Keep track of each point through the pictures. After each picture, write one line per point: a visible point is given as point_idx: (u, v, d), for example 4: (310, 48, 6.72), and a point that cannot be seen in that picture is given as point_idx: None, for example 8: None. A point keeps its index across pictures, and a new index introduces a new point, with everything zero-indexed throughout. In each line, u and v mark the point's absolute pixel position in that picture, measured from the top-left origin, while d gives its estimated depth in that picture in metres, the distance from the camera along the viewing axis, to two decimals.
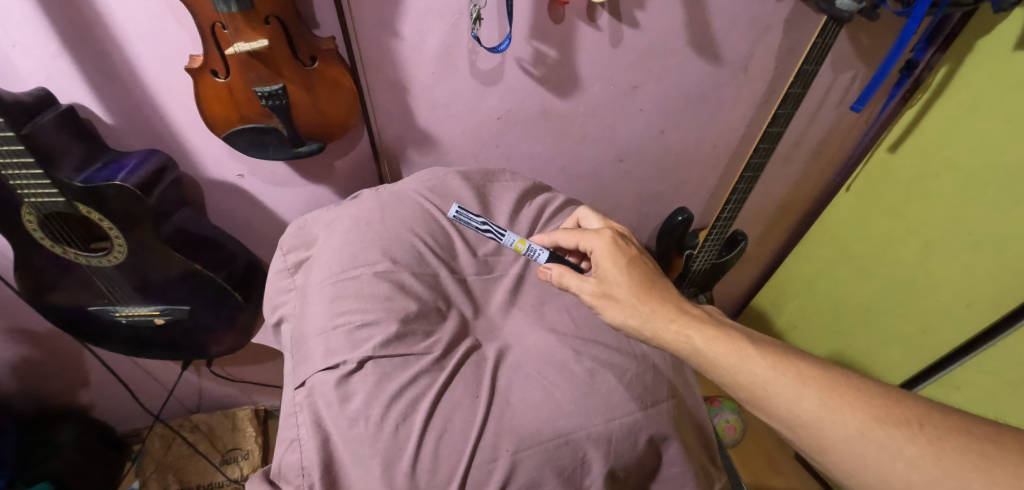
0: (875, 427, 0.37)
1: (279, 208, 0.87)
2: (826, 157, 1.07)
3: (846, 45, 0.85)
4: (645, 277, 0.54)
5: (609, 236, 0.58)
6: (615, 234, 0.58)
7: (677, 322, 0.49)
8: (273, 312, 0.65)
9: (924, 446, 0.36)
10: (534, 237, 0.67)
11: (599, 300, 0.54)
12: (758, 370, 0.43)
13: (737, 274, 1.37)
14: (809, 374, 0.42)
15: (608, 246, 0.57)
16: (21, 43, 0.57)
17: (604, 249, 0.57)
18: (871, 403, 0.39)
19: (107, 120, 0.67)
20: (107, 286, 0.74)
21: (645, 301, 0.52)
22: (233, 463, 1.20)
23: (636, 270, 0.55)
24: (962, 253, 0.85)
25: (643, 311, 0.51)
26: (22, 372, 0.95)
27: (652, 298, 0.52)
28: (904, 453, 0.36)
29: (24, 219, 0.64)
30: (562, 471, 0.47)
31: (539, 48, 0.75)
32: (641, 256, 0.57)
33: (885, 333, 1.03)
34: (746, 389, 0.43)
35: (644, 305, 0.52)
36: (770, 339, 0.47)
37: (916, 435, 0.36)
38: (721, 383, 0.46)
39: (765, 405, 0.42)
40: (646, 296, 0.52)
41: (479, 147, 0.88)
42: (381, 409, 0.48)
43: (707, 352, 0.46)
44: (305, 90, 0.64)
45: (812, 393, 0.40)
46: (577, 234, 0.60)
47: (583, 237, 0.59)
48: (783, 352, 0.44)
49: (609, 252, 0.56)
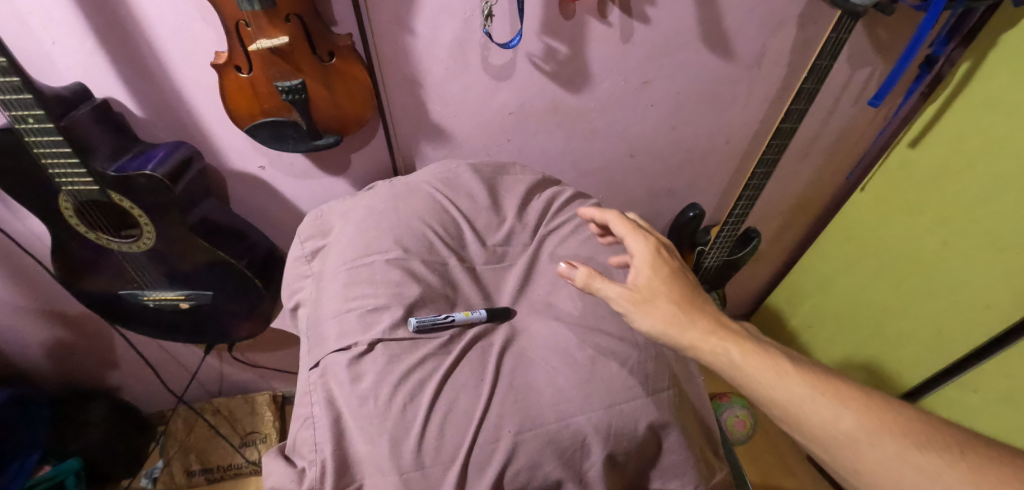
0: (912, 450, 0.41)
1: (298, 200, 0.90)
2: (842, 152, 1.05)
3: (863, 39, 0.84)
4: (685, 290, 0.54)
5: (654, 244, 0.58)
6: (659, 244, 0.59)
7: (716, 336, 0.51)
8: (290, 297, 0.68)
9: (962, 472, 0.40)
10: (581, 209, 0.67)
11: (635, 308, 0.53)
12: (796, 389, 0.46)
13: (750, 271, 1.36)
14: (848, 396, 0.45)
15: (650, 253, 0.57)
16: (60, 40, 0.61)
17: (645, 255, 0.57)
18: (909, 429, 0.43)
19: (138, 114, 0.71)
20: (137, 271, 0.78)
21: (686, 312, 0.52)
22: (251, 446, 1.23)
23: (677, 282, 0.55)
24: (979, 253, 0.84)
25: (683, 321, 0.52)
26: (57, 352, 1.01)
27: (692, 309, 0.53)
28: (940, 478, 0.40)
29: (62, 205, 0.68)
30: (563, 454, 0.48)
31: (551, 44, 0.77)
32: (681, 267, 0.58)
33: (901, 334, 1.01)
34: (783, 408, 0.46)
35: (684, 315, 0.52)
36: (803, 359, 0.50)
37: (955, 461, 0.40)
38: (757, 399, 0.48)
39: (802, 425, 0.45)
40: (688, 307, 0.53)
41: (491, 141, 0.89)
42: (390, 388, 0.50)
43: (745, 367, 0.48)
44: (322, 85, 0.66)
45: (850, 415, 0.44)
46: (629, 229, 0.60)
47: (632, 235, 0.59)
48: (819, 373, 0.47)
49: (650, 259, 0.57)
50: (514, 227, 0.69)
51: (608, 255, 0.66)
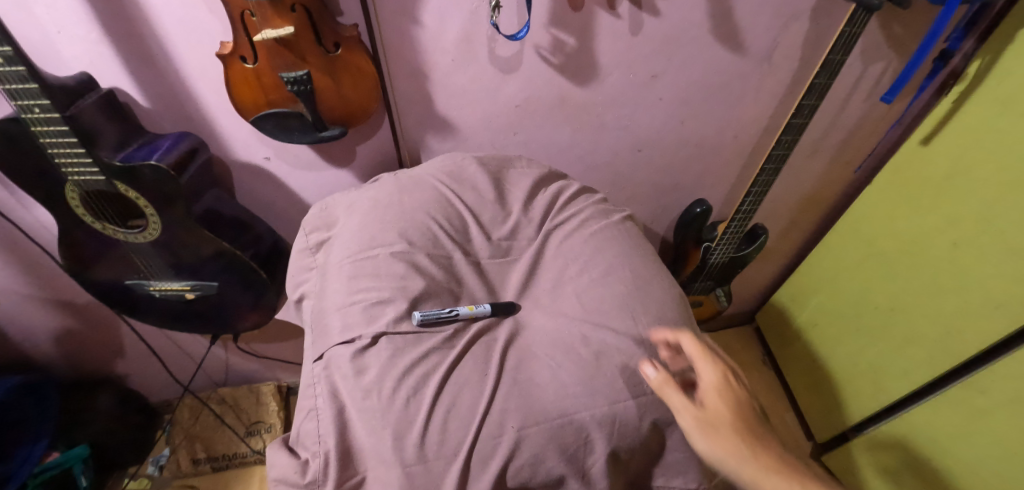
0: None
1: (303, 191, 0.90)
2: (853, 148, 1.04)
3: (878, 34, 0.82)
4: (750, 422, 0.48)
5: (724, 370, 0.51)
6: (729, 370, 0.52)
7: (780, 477, 0.45)
8: (295, 289, 0.68)
9: None
10: (654, 331, 0.56)
11: (694, 429, 0.48)
12: None
13: (756, 268, 1.35)
14: None
15: (720, 382, 0.50)
16: (65, 29, 0.60)
17: (714, 383, 0.50)
18: None
19: (144, 104, 0.70)
20: (143, 261, 0.79)
21: (749, 446, 0.47)
22: (257, 435, 1.25)
23: (744, 415, 0.49)
24: (990, 254, 0.81)
25: (744, 455, 0.46)
26: (65, 340, 1.02)
27: (756, 443, 0.47)
28: None
29: (68, 195, 0.68)
30: (566, 449, 0.48)
31: (558, 36, 0.76)
32: (750, 399, 0.51)
33: (907, 334, 1.00)
34: None
35: (747, 449, 0.46)
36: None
37: None
38: None
39: None
40: (752, 440, 0.47)
41: (497, 134, 0.89)
42: (393, 382, 0.50)
43: None
44: (328, 76, 0.66)
45: None
46: (700, 352, 0.52)
47: (703, 359, 0.52)
48: None
49: (719, 387, 0.50)
50: (519, 221, 0.69)
51: (616, 251, 0.66)
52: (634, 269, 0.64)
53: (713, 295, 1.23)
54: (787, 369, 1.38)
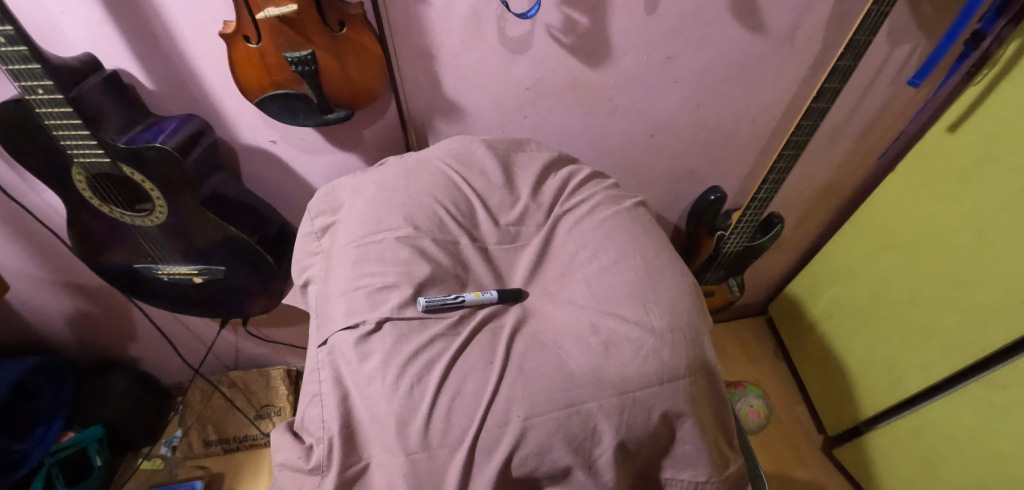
0: None
1: (311, 175, 0.89)
2: (876, 134, 1.00)
3: (907, 14, 0.78)
4: None
5: None
6: None
7: None
8: (300, 274, 0.67)
9: None
10: None
11: None
12: None
13: (771, 258, 1.32)
14: None
15: None
16: (68, 9, 0.59)
17: None
18: None
19: (149, 86, 0.70)
20: (150, 245, 0.79)
21: None
22: (267, 418, 1.25)
23: None
24: (1017, 246, 0.77)
25: None
26: (79, 322, 1.04)
27: None
28: None
29: (75, 178, 0.68)
30: (572, 440, 0.47)
31: (570, 15, 0.73)
32: None
33: (926, 327, 0.96)
34: None
35: None
36: None
37: None
38: None
39: None
40: None
41: (506, 118, 0.87)
42: (397, 368, 0.49)
43: None
44: (333, 56, 0.64)
45: None
46: None
47: None
48: None
49: None
50: (529, 206, 0.67)
51: (627, 237, 0.64)
52: (645, 256, 0.63)
53: (725, 285, 1.20)
54: (800, 361, 1.35)
